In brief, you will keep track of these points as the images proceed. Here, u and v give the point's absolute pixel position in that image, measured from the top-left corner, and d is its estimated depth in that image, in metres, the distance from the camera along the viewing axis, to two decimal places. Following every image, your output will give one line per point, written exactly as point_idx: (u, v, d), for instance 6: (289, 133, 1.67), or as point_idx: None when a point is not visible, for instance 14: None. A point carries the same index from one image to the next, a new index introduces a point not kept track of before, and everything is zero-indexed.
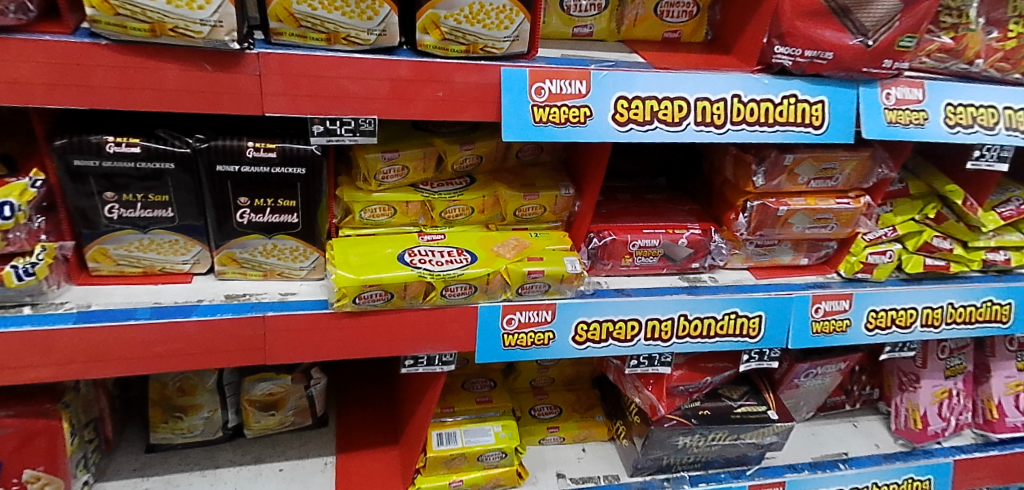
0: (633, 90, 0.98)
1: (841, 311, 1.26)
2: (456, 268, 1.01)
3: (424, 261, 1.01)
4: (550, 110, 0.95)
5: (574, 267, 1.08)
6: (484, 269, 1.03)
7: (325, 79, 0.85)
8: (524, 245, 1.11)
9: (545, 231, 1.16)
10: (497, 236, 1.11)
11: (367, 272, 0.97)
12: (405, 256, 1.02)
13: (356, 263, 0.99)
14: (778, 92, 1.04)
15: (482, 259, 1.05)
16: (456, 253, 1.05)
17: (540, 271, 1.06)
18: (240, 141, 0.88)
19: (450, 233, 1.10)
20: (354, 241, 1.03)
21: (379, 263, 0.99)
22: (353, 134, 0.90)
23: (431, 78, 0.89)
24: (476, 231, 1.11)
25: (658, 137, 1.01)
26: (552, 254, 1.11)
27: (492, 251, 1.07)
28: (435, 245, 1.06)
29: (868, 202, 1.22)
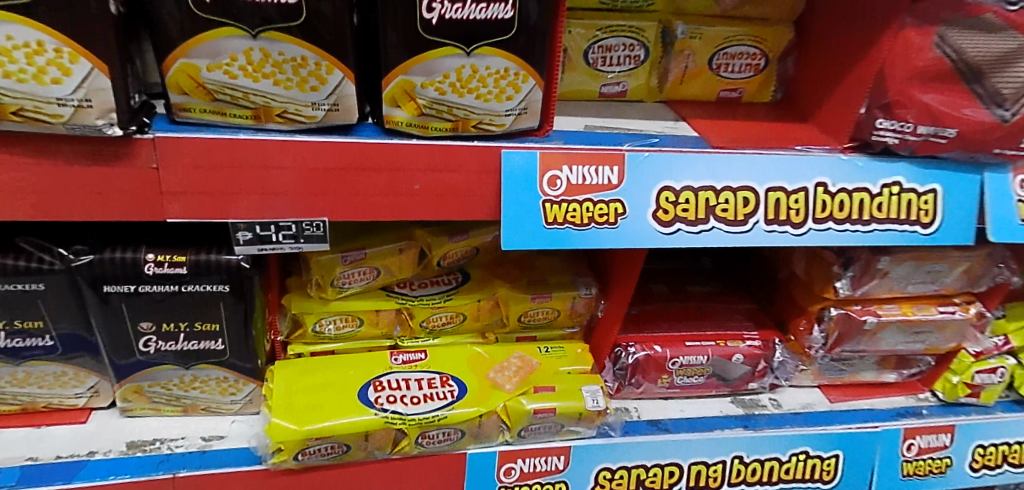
0: (682, 179, 0.71)
1: (940, 448, 0.98)
2: (435, 409, 0.76)
3: (394, 399, 0.76)
4: (568, 207, 0.69)
5: (595, 403, 0.81)
6: (474, 408, 0.77)
7: (252, 171, 0.60)
8: (531, 367, 0.84)
9: (560, 343, 0.90)
10: (495, 354, 0.85)
11: (314, 418, 0.72)
12: (370, 389, 0.77)
13: (302, 402, 0.74)
14: (877, 180, 0.77)
15: (473, 393, 0.79)
16: (439, 382, 0.79)
17: (551, 410, 0.80)
18: (134, 251, 0.63)
19: (434, 349, 0.84)
20: (307, 367, 0.79)
21: (332, 403, 0.74)
22: (293, 241, 0.65)
23: (401, 166, 0.64)
24: (468, 347, 0.86)
25: (714, 240, 0.74)
26: (568, 380, 0.84)
27: (487, 379, 0.81)
28: (413, 371, 0.80)
29: (979, 311, 0.94)
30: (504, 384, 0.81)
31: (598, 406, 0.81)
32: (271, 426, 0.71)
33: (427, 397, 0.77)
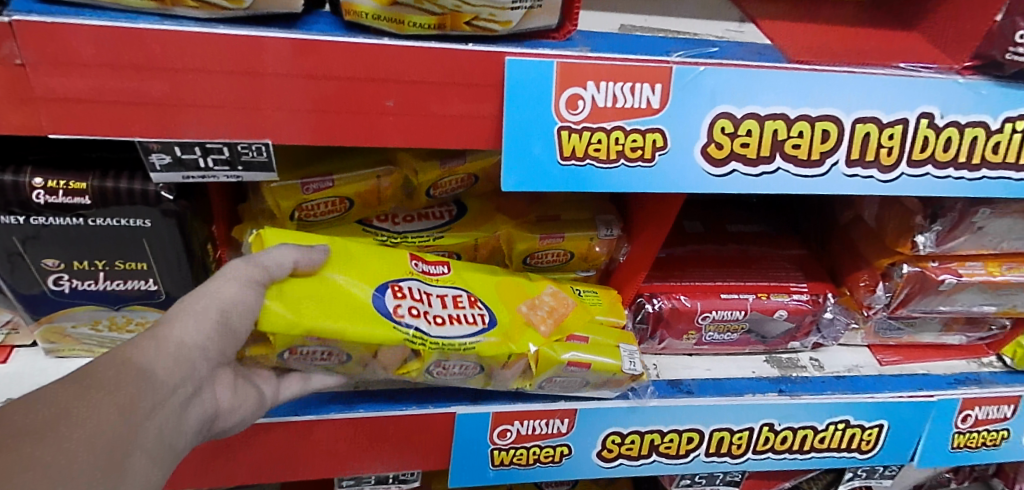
0: (746, 104, 0.54)
1: (999, 420, 0.86)
2: (464, 335, 0.62)
3: (417, 312, 0.61)
4: (592, 137, 0.52)
5: (632, 367, 0.68)
6: (507, 342, 0.63)
7: (161, 76, 0.44)
8: (572, 308, 0.70)
9: (594, 289, 0.75)
10: (528, 283, 0.70)
11: (323, 313, 0.56)
12: (389, 292, 0.61)
13: (306, 287, 0.57)
14: (1000, 113, 0.59)
15: (503, 320, 0.65)
16: (466, 301, 0.65)
17: (587, 366, 0.66)
18: (16, 173, 0.49)
19: (458, 265, 0.68)
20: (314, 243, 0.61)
21: (347, 297, 0.58)
22: (228, 168, 0.50)
23: (368, 75, 0.47)
24: (490, 271, 0.69)
25: (777, 185, 0.58)
26: (602, 332, 0.70)
27: (519, 313, 0.66)
28: (434, 284, 0.64)
29: None
30: (536, 325, 0.66)
31: (632, 367, 0.68)
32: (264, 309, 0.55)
33: (454, 319, 0.63)
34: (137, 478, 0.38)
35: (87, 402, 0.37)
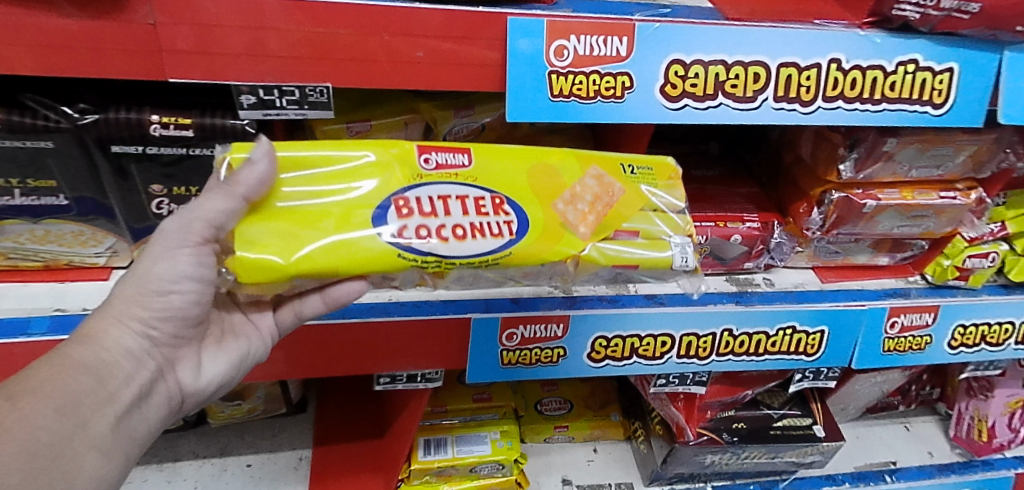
0: (693, 52, 0.70)
1: (922, 326, 1.03)
2: (483, 249, 0.64)
3: (425, 232, 0.62)
4: (575, 79, 0.68)
5: (683, 263, 0.72)
6: (539, 252, 0.66)
7: (253, 32, 0.59)
8: (614, 198, 0.71)
9: (648, 164, 0.75)
10: (574, 166, 0.71)
11: (304, 254, 0.60)
12: (391, 210, 0.63)
13: (285, 231, 0.60)
14: (893, 58, 0.76)
15: (542, 219, 0.67)
16: (495, 201, 0.66)
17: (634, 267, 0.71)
18: (139, 112, 0.64)
19: (484, 155, 0.67)
20: (298, 169, 0.63)
21: (332, 230, 0.61)
22: (298, 106, 0.65)
23: (406, 31, 0.62)
24: (523, 160, 0.69)
25: (721, 117, 0.74)
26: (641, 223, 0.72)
27: (555, 212, 0.68)
28: (454, 185, 0.65)
29: (979, 197, 0.96)
30: (576, 228, 0.69)
31: (684, 269, 0.72)
32: (239, 262, 0.59)
33: (478, 230, 0.64)
34: (85, 460, 0.56)
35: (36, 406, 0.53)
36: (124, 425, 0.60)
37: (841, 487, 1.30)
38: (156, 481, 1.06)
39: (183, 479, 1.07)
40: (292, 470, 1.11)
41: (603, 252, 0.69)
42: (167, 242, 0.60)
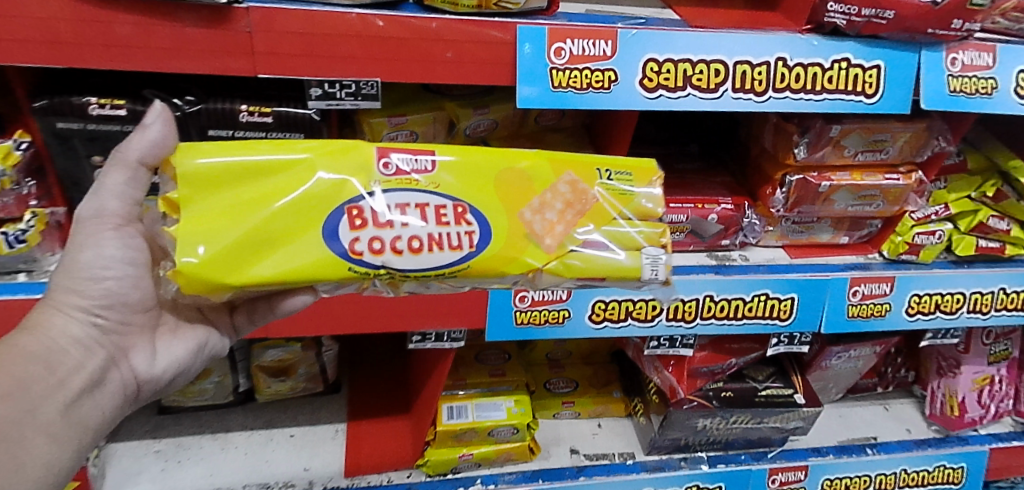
0: (665, 52, 0.87)
1: (881, 295, 1.18)
2: (438, 262, 0.66)
3: (374, 245, 0.64)
4: (571, 74, 0.85)
5: (653, 275, 0.72)
6: (499, 264, 0.68)
7: (322, 38, 0.76)
8: (588, 206, 0.72)
9: (629, 169, 0.75)
10: (547, 170, 0.72)
11: (250, 267, 0.63)
12: (345, 219, 0.65)
13: (227, 241, 0.63)
14: (829, 56, 0.93)
15: (505, 227, 0.69)
16: (456, 210, 0.67)
17: (599, 279, 0.71)
18: (232, 104, 0.80)
19: (443, 161, 0.68)
20: (239, 173, 0.65)
21: (275, 238, 0.64)
22: (354, 98, 0.82)
23: (439, 37, 0.80)
24: (483, 168, 0.69)
25: (690, 105, 0.91)
26: (614, 230, 0.72)
27: (522, 222, 0.70)
28: (412, 193, 0.66)
29: (919, 178, 1.12)
30: (542, 238, 0.70)
31: (653, 281, 0.72)
32: (180, 272, 0.62)
33: (435, 243, 0.66)
34: (37, 440, 0.65)
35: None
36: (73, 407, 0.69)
37: (827, 457, 1.42)
38: (211, 447, 1.20)
39: (235, 446, 1.21)
40: (331, 440, 1.24)
41: (565, 265, 0.70)
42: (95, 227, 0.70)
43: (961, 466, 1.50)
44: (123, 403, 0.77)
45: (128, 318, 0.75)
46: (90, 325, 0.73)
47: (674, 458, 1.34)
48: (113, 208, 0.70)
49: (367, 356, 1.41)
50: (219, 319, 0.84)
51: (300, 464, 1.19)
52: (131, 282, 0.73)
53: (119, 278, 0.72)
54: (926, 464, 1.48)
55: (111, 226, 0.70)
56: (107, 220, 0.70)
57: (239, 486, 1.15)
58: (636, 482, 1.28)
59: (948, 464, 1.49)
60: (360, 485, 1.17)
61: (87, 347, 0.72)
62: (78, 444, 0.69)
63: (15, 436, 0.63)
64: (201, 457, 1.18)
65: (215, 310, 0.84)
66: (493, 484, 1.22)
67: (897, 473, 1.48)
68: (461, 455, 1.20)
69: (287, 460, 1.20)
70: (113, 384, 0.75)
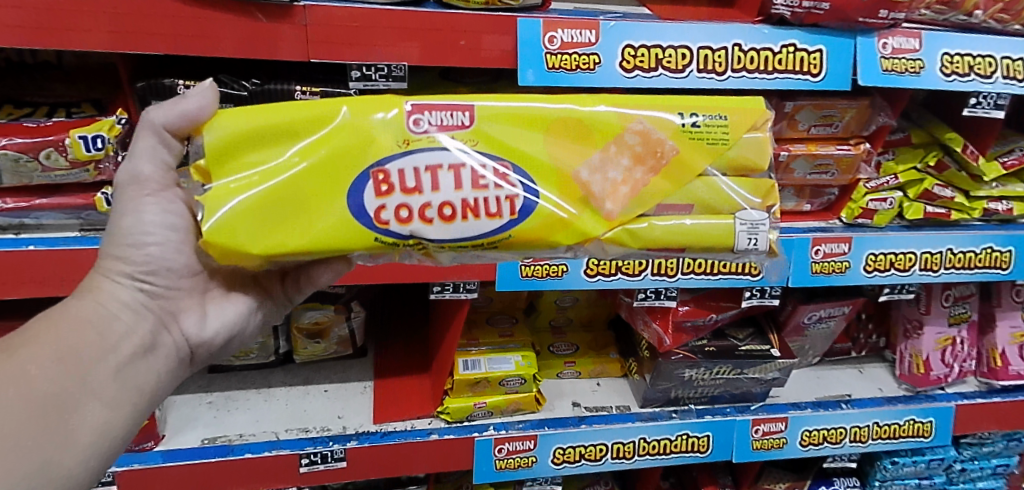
0: (639, 40, 1.06)
1: (840, 253, 1.35)
2: (467, 230, 0.78)
3: (400, 214, 0.76)
4: (562, 57, 1.04)
5: (747, 242, 0.87)
6: (541, 230, 0.80)
7: (361, 29, 0.95)
8: (660, 160, 0.82)
9: (715, 112, 0.84)
10: (616, 123, 0.81)
11: (281, 236, 0.76)
12: (370, 184, 0.76)
13: (257, 210, 0.75)
14: (778, 42, 1.12)
15: (566, 190, 0.80)
16: (499, 170, 0.79)
17: (678, 248, 0.86)
18: (288, 85, 0.98)
19: (490, 118, 0.79)
20: (268, 143, 0.77)
21: (302, 208, 0.76)
22: (386, 79, 1.00)
23: (455, 28, 0.98)
24: (543, 123, 0.80)
25: (662, 84, 1.09)
26: (713, 192, 0.86)
27: (576, 182, 0.81)
28: (448, 155, 0.77)
29: (867, 149, 1.30)
30: (604, 203, 0.81)
31: (751, 249, 0.88)
32: (215, 235, 0.74)
33: (470, 211, 0.78)
34: (94, 398, 0.77)
35: (43, 357, 0.74)
36: (126, 368, 0.81)
37: (804, 410, 1.57)
38: (256, 399, 1.38)
39: (276, 398, 1.39)
40: (359, 394, 1.41)
41: (649, 225, 0.84)
42: (136, 188, 0.82)
43: (929, 421, 1.64)
44: (175, 363, 0.89)
45: (175, 284, 0.87)
46: (136, 291, 0.85)
47: (666, 410, 1.49)
48: (147, 172, 0.82)
49: (390, 326, 1.59)
50: (273, 288, 1.01)
51: (334, 412, 1.36)
52: (173, 247, 0.84)
53: (160, 244, 0.83)
54: (897, 418, 1.63)
55: (150, 191, 0.82)
56: (145, 185, 0.82)
57: (281, 430, 1.31)
58: (632, 430, 1.44)
59: (918, 418, 1.64)
60: (387, 429, 1.33)
61: (136, 312, 0.84)
62: (132, 404, 0.82)
63: (75, 400, 0.75)
64: (247, 406, 1.36)
65: (269, 279, 1.00)
66: (505, 429, 1.38)
67: (870, 426, 1.62)
68: (475, 403, 1.36)
69: (323, 408, 1.37)
70: (165, 346, 0.87)
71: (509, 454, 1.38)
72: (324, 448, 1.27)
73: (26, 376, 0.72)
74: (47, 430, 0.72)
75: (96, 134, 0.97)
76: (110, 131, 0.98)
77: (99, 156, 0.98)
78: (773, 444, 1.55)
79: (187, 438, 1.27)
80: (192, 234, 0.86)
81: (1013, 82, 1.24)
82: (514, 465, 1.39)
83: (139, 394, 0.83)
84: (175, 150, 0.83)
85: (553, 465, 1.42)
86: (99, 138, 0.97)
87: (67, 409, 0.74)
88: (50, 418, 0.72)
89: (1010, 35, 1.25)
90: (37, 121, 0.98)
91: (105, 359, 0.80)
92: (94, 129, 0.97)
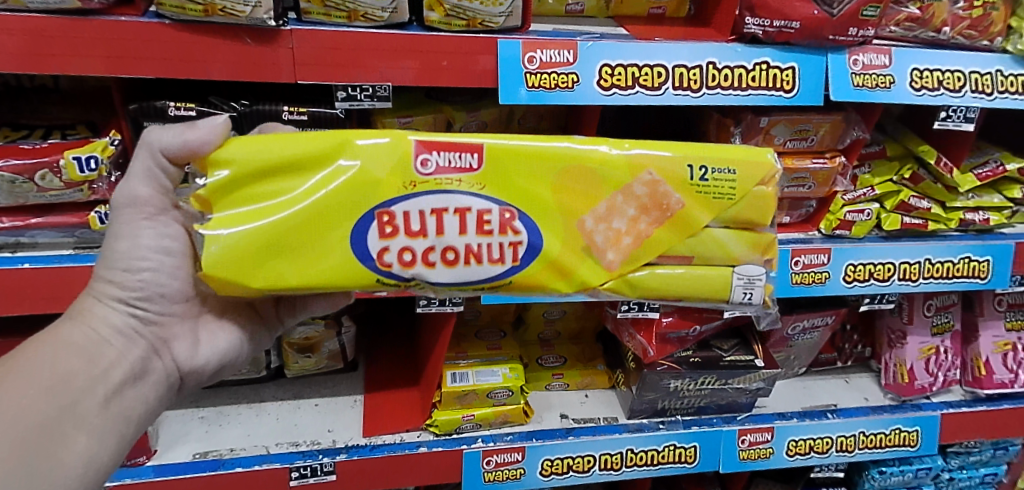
0: (616, 59, 1.10)
1: (820, 264, 1.38)
2: (466, 275, 0.83)
3: (400, 257, 0.82)
4: (542, 76, 1.07)
5: (743, 296, 0.92)
6: (541, 278, 0.86)
7: (347, 51, 0.99)
8: (665, 212, 0.87)
9: (725, 166, 0.87)
10: (625, 175, 0.85)
11: (282, 275, 0.80)
12: (372, 226, 0.81)
13: (259, 247, 0.80)
14: (751, 59, 1.16)
15: (571, 239, 0.85)
16: (502, 216, 0.83)
17: (676, 299, 0.91)
18: (276, 106, 1.02)
19: (500, 163, 0.83)
20: (275, 179, 0.81)
21: (303, 247, 0.81)
22: (371, 99, 1.04)
23: (437, 49, 1.02)
24: (554, 171, 0.84)
25: (639, 101, 1.13)
26: (716, 246, 0.90)
27: (580, 231, 0.85)
28: (455, 202, 0.82)
29: (842, 161, 1.34)
30: (606, 253, 0.87)
31: (746, 302, 0.93)
32: (216, 270, 0.79)
33: (472, 256, 0.83)
34: (82, 426, 0.80)
35: (33, 386, 0.77)
36: (114, 396, 0.84)
37: (790, 420, 1.59)
38: (247, 413, 1.40)
39: (268, 412, 1.41)
40: (350, 407, 1.43)
41: (651, 274, 0.89)
42: (127, 212, 0.86)
43: (915, 430, 1.66)
44: (165, 390, 0.91)
45: (168, 309, 0.90)
46: (129, 316, 0.87)
47: (653, 421, 1.51)
48: (144, 195, 0.85)
49: (382, 342, 1.61)
50: (266, 310, 1.04)
51: (324, 426, 1.38)
52: (166, 272, 0.88)
53: (155, 269, 0.87)
54: (883, 427, 1.64)
55: (145, 215, 0.85)
56: (142, 208, 0.85)
57: (272, 443, 1.33)
58: (619, 440, 1.46)
59: (903, 427, 1.65)
60: (377, 443, 1.35)
61: (128, 338, 0.87)
62: (120, 433, 0.84)
63: (63, 430, 0.78)
64: (239, 420, 1.38)
65: (262, 301, 1.04)
66: (493, 441, 1.39)
67: (857, 436, 1.64)
68: (464, 415, 1.38)
69: (313, 422, 1.39)
70: (155, 372, 0.90)
71: (497, 466, 1.39)
72: (313, 462, 1.29)
73: (15, 405, 0.75)
74: (35, 459, 0.75)
75: (90, 155, 1.00)
76: (102, 152, 1.01)
77: (93, 176, 1.01)
78: (759, 454, 1.57)
79: (179, 453, 1.29)
80: (187, 259, 0.89)
81: (983, 96, 1.28)
82: (503, 477, 1.41)
83: (127, 420, 0.85)
84: (171, 174, 0.86)
85: (542, 477, 1.43)
86: (93, 159, 1.00)
87: (56, 437, 0.77)
88: (39, 446, 0.75)
89: (980, 50, 1.30)
90: (33, 143, 1.01)
91: (93, 386, 0.82)
92: (87, 150, 1.00)
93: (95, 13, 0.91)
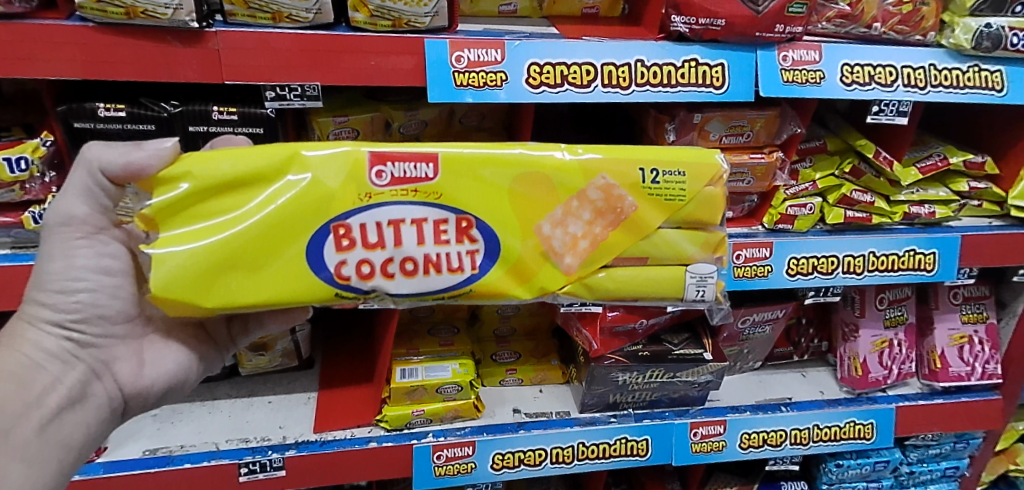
0: (544, 57, 1.13)
1: (762, 258, 1.40)
2: (427, 285, 0.86)
3: (357, 270, 0.84)
4: (470, 75, 1.10)
5: (695, 293, 0.95)
6: (502, 283, 0.89)
7: (273, 53, 1.02)
8: (618, 215, 0.89)
9: (675, 168, 0.90)
10: (578, 180, 0.88)
11: (236, 293, 0.83)
12: (327, 240, 0.83)
13: (211, 267, 0.81)
14: (678, 57, 1.18)
15: (529, 244, 0.88)
16: (459, 225, 0.86)
17: (634, 299, 0.94)
18: (205, 106, 1.06)
19: (456, 172, 0.85)
20: (225, 195, 0.82)
21: (255, 264, 0.83)
22: (301, 98, 1.07)
23: (364, 50, 1.05)
24: (510, 178, 0.87)
25: (569, 98, 1.15)
26: (671, 247, 0.92)
27: (539, 237, 0.88)
28: (412, 213, 0.84)
29: (780, 156, 1.36)
30: (563, 257, 0.89)
31: (699, 299, 0.96)
32: (168, 291, 0.80)
33: (431, 266, 0.86)
34: (16, 452, 0.82)
35: None
36: (52, 422, 0.86)
37: (742, 413, 1.61)
38: (199, 411, 1.42)
39: (220, 409, 1.43)
40: (303, 404, 1.46)
41: (608, 276, 0.91)
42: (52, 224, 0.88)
43: (870, 422, 1.67)
44: (107, 414, 0.94)
45: (109, 332, 0.92)
46: (63, 340, 0.90)
47: (605, 415, 1.53)
48: (82, 214, 0.87)
49: (342, 341, 1.63)
50: (218, 331, 1.05)
51: (275, 422, 1.40)
52: (106, 293, 0.90)
53: (91, 290, 0.89)
54: (838, 420, 1.66)
55: (81, 235, 0.87)
56: (77, 228, 0.87)
57: (222, 440, 1.35)
58: (570, 434, 1.47)
59: (858, 420, 1.67)
60: (327, 439, 1.37)
61: (64, 362, 0.90)
62: (58, 459, 0.86)
63: None
64: (189, 418, 1.40)
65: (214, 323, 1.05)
66: (444, 436, 1.41)
67: (811, 429, 1.65)
68: (412, 411, 1.40)
69: (265, 419, 1.41)
70: (95, 396, 0.92)
71: (447, 461, 1.42)
72: (262, 458, 1.31)
73: None
74: None
75: (20, 156, 1.04)
76: (33, 153, 1.05)
77: (24, 177, 1.05)
78: (712, 447, 1.59)
79: (130, 449, 1.32)
80: (129, 279, 0.92)
81: (916, 90, 1.30)
82: (454, 472, 1.43)
83: (66, 445, 0.88)
84: (109, 193, 0.87)
85: (492, 470, 1.45)
86: (24, 160, 1.04)
87: None
88: None
89: (913, 45, 1.32)
90: None
91: (28, 412, 0.84)
92: (18, 151, 1.04)
93: (20, 18, 0.94)
